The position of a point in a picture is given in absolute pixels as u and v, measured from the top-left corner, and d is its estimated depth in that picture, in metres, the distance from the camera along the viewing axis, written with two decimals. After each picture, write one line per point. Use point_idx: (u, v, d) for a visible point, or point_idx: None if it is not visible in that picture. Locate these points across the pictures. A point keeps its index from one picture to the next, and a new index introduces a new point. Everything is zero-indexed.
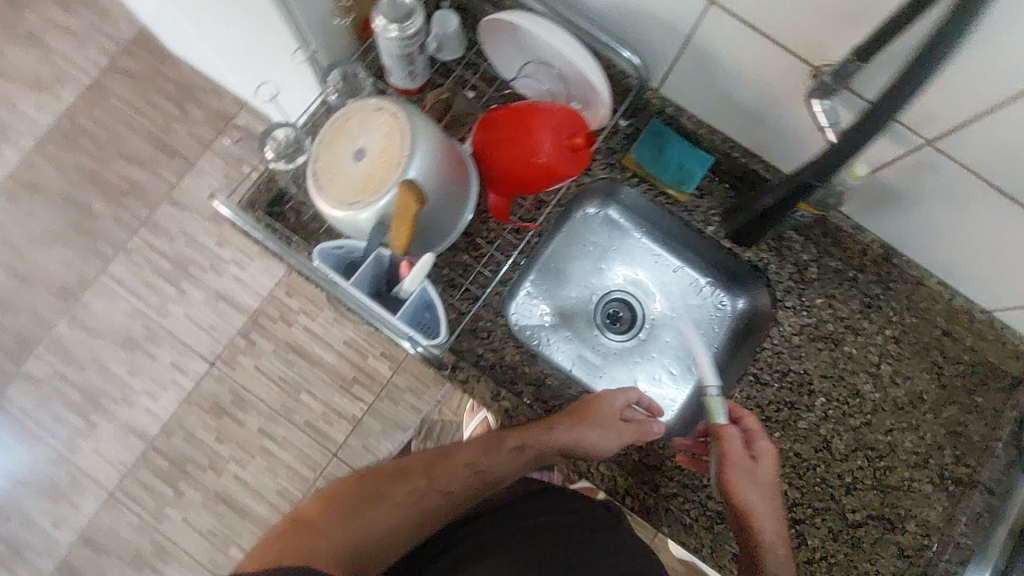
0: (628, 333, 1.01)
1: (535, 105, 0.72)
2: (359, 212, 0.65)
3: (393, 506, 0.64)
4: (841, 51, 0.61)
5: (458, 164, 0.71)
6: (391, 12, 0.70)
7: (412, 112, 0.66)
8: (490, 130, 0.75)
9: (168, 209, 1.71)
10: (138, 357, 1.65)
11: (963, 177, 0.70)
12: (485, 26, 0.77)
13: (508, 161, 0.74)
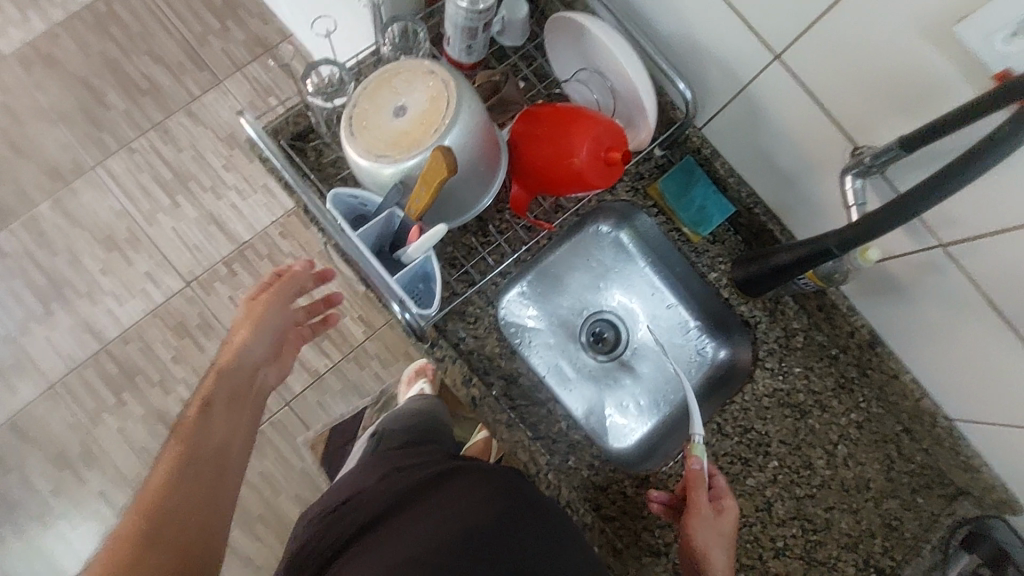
0: (608, 356, 1.01)
1: (582, 112, 0.74)
2: (384, 165, 0.66)
3: (188, 487, 0.64)
4: (882, 137, 0.65)
5: (494, 147, 0.72)
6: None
7: (463, 86, 0.67)
8: (533, 124, 0.76)
9: (182, 119, 1.68)
10: (113, 257, 1.61)
11: (961, 285, 0.73)
12: (552, 23, 0.79)
13: (542, 157, 0.75)
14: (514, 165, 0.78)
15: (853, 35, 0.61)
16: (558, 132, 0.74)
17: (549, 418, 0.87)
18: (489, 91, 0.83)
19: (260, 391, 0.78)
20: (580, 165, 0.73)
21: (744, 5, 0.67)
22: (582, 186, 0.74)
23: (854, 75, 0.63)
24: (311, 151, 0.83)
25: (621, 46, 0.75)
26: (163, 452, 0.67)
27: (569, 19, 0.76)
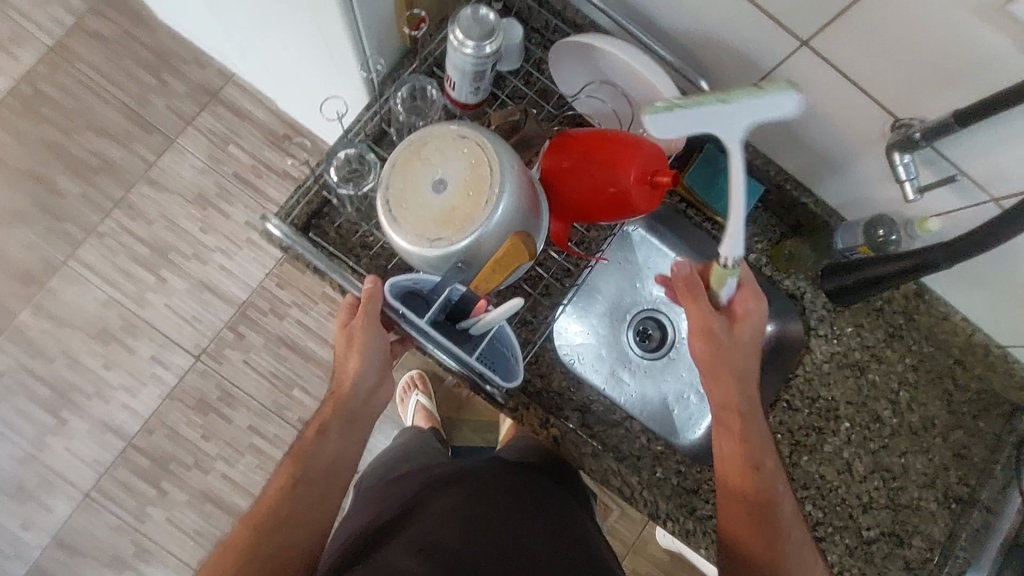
0: (659, 354, 0.97)
1: (622, 135, 0.71)
2: (437, 248, 0.63)
3: (302, 510, 0.66)
4: (929, 108, 0.65)
5: (537, 194, 0.70)
6: (473, 28, 0.67)
7: (500, 143, 0.65)
8: (564, 154, 0.72)
9: (145, 190, 1.58)
10: (113, 350, 1.54)
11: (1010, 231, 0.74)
12: (558, 45, 0.76)
13: (582, 189, 0.72)
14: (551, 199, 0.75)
15: (892, 16, 0.59)
16: (596, 160, 0.70)
17: (629, 437, 0.88)
18: (507, 130, 0.77)
19: (374, 414, 0.73)
20: (626, 193, 0.69)
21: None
22: (631, 213, 0.71)
23: (892, 53, 0.62)
24: (331, 227, 0.79)
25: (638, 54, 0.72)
26: (282, 465, 0.70)
27: (579, 39, 0.73)
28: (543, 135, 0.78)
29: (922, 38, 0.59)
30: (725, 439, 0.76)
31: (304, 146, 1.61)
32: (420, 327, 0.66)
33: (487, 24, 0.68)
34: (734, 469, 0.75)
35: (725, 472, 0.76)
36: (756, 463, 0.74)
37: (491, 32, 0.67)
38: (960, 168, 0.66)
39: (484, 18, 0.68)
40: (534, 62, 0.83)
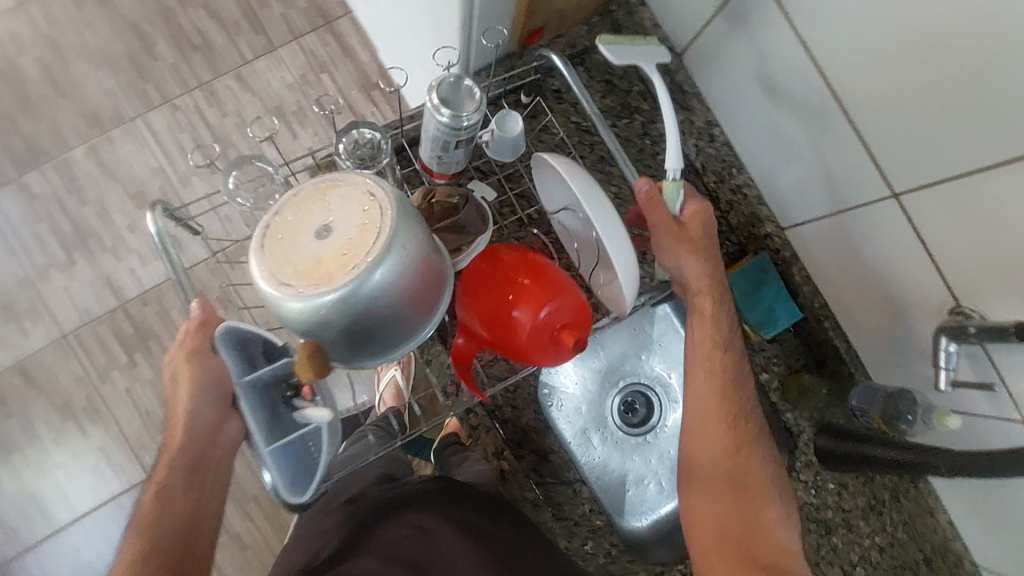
0: (639, 431, 0.91)
1: (561, 280, 0.70)
2: (284, 297, 0.59)
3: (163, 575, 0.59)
4: (995, 307, 0.61)
5: (430, 288, 0.65)
6: (453, 94, 0.70)
7: (399, 218, 0.61)
8: (494, 271, 0.71)
9: (230, 82, 1.62)
10: (142, 215, 1.57)
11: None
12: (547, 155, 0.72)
13: (495, 312, 0.70)
14: (467, 304, 0.72)
15: (993, 204, 0.56)
16: (527, 292, 0.69)
17: (574, 498, 0.87)
18: (446, 210, 0.76)
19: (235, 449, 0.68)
20: (527, 335, 0.68)
21: (875, 137, 0.64)
22: (524, 359, 0.70)
23: (977, 241, 0.59)
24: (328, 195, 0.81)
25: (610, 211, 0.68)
26: (125, 543, 0.62)
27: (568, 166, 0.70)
28: (479, 227, 0.76)
29: (1015, 237, 0.56)
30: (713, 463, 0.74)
31: (390, 99, 1.64)
32: (235, 385, 0.63)
33: (468, 99, 0.70)
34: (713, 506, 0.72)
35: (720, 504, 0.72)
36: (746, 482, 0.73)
37: (471, 103, 0.70)
38: (1003, 378, 0.62)
39: (467, 93, 0.70)
40: (622, 122, 0.89)
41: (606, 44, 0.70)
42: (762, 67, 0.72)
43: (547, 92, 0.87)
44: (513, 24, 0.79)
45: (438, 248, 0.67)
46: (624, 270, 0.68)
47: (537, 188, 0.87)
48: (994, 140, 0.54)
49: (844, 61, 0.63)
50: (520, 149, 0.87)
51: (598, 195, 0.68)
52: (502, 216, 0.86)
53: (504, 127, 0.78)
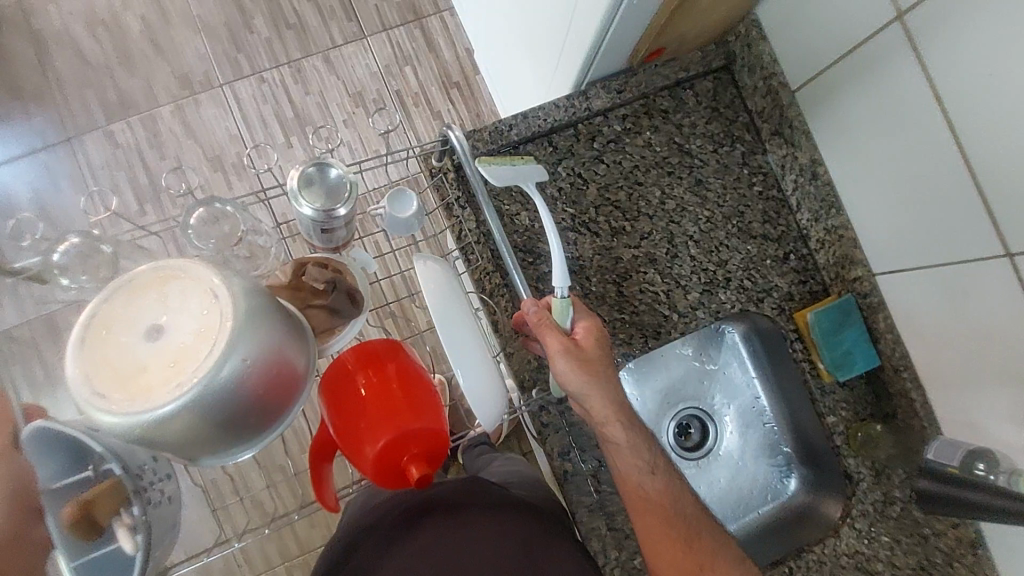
0: (691, 455, 0.94)
1: (425, 393, 0.62)
2: (94, 407, 0.50)
3: None
4: None
5: (276, 389, 0.58)
6: (313, 187, 0.61)
7: (240, 326, 0.53)
8: (361, 376, 0.62)
9: (317, 63, 1.67)
10: (215, 177, 1.61)
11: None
12: (423, 258, 0.63)
13: (341, 420, 0.61)
14: (323, 402, 0.63)
15: None
16: (381, 403, 0.60)
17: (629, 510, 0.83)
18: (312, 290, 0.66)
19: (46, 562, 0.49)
20: (365, 463, 0.59)
21: (995, 197, 0.65)
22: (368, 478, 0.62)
23: None
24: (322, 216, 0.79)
25: (470, 337, 0.61)
26: None
27: (430, 283, 0.62)
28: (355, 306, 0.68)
29: None
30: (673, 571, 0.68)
31: (467, 99, 1.69)
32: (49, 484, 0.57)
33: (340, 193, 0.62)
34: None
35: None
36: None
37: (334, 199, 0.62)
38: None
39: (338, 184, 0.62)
40: (724, 149, 0.91)
41: (483, 164, 0.75)
42: (878, 115, 0.75)
43: (655, 111, 0.90)
44: (641, 38, 0.82)
45: (292, 335, 0.61)
46: (475, 402, 0.59)
47: (635, 203, 0.89)
48: None
49: (973, 117, 0.64)
50: (622, 163, 0.89)
51: (461, 314, 0.61)
52: (597, 225, 0.88)
53: (398, 209, 0.69)
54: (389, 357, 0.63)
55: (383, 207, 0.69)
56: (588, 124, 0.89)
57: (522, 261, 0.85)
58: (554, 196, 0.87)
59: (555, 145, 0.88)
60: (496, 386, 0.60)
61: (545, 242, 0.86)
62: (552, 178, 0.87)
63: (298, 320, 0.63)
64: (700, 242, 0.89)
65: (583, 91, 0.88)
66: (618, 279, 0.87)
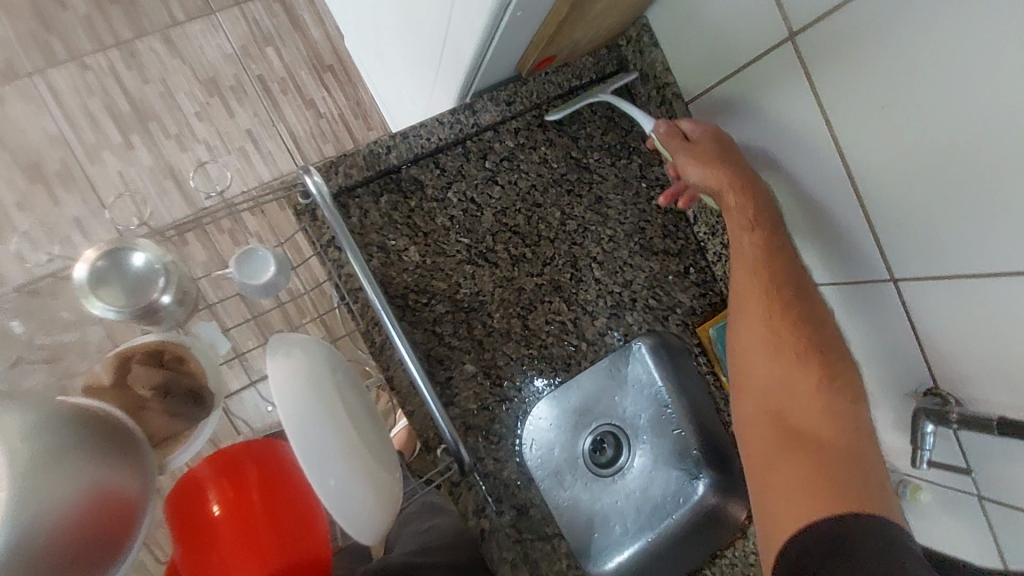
0: (608, 472, 0.90)
1: (296, 507, 0.54)
2: None
3: None
4: (972, 394, 0.64)
5: (106, 540, 0.47)
6: (112, 286, 0.56)
7: (20, 475, 0.43)
8: (216, 496, 0.53)
9: (155, 45, 1.40)
10: (36, 191, 1.33)
11: (979, 532, 0.69)
12: (273, 348, 0.52)
13: (191, 556, 0.52)
14: (170, 527, 0.54)
15: (987, 302, 0.59)
16: (243, 531, 0.52)
17: (551, 555, 0.81)
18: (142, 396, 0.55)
19: None
20: None
21: (882, 222, 0.65)
22: None
23: (966, 334, 0.62)
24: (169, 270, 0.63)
25: (339, 440, 0.51)
26: None
27: (287, 381, 0.50)
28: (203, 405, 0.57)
29: (1000, 334, 0.59)
30: (749, 442, 0.70)
31: (344, 86, 1.49)
32: None
33: (145, 293, 0.57)
34: (769, 450, 0.67)
35: (776, 477, 0.65)
36: (791, 448, 0.66)
37: (130, 302, 0.56)
38: (972, 465, 0.66)
39: (147, 282, 0.57)
40: (624, 163, 0.86)
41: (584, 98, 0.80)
42: (772, 135, 0.73)
43: (549, 124, 0.82)
44: (530, 49, 0.73)
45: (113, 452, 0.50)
46: (347, 517, 0.50)
47: (534, 226, 0.81)
48: (1007, 248, 0.55)
49: (862, 147, 0.64)
50: (518, 183, 0.81)
51: (321, 416, 0.50)
52: (496, 254, 0.80)
53: (250, 273, 0.59)
54: (249, 464, 0.55)
55: (232, 272, 0.59)
56: (477, 141, 0.79)
57: (414, 303, 0.76)
58: (445, 225, 0.78)
59: (442, 167, 0.78)
60: (367, 496, 0.51)
61: (440, 280, 0.77)
62: (442, 205, 0.77)
63: (124, 428, 0.52)
64: (604, 264, 0.84)
65: (469, 104, 0.77)
66: (523, 312, 0.81)
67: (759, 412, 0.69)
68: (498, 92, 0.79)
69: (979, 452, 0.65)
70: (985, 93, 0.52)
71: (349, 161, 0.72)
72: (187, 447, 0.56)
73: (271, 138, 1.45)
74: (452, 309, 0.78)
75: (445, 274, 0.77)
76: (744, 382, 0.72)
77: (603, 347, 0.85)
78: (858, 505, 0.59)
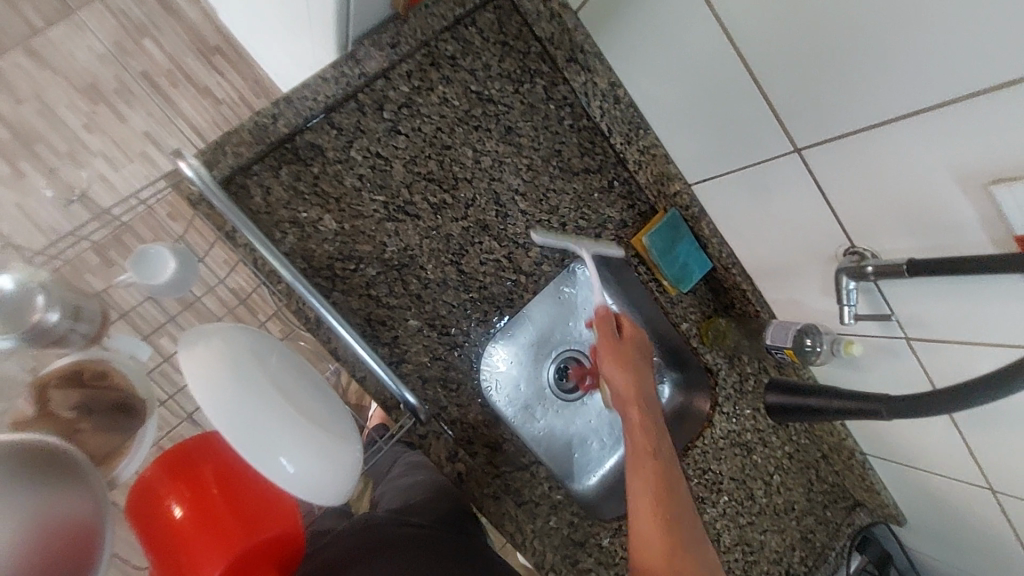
0: (577, 396, 0.93)
1: (259, 496, 0.56)
2: None
3: None
4: (884, 244, 0.67)
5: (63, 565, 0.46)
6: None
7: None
8: (175, 500, 0.53)
9: (17, 59, 1.28)
10: None
11: (912, 370, 0.74)
12: (188, 343, 0.51)
13: (162, 560, 0.52)
14: (134, 535, 0.54)
15: (880, 152, 0.60)
16: (207, 527, 0.53)
17: (531, 481, 0.85)
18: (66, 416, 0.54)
19: None
20: None
21: (778, 94, 0.65)
22: None
23: (870, 188, 0.64)
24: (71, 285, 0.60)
25: (276, 419, 0.52)
26: None
27: (208, 374, 0.50)
28: (140, 412, 0.57)
29: (898, 180, 0.61)
30: (641, 520, 0.73)
31: (236, 65, 1.40)
32: None
33: (25, 317, 0.55)
34: (658, 552, 0.71)
35: (667, 552, 0.71)
36: (677, 537, 0.72)
37: (11, 328, 0.55)
38: (894, 309, 0.70)
39: (25, 304, 0.55)
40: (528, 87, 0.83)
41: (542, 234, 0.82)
42: (663, 27, 0.71)
43: (441, 60, 0.79)
44: None
45: (37, 476, 0.48)
46: (301, 486, 0.52)
47: (448, 169, 0.80)
48: (891, 96, 0.56)
49: (747, 21, 0.63)
50: (422, 129, 0.78)
51: (249, 400, 0.51)
52: (415, 206, 0.78)
53: (152, 273, 0.58)
54: (203, 460, 0.55)
55: (133, 277, 0.58)
56: (369, 92, 0.76)
57: (343, 271, 0.75)
58: (356, 186, 0.75)
59: (338, 127, 0.75)
60: (318, 464, 0.54)
61: (362, 244, 0.75)
62: (347, 166, 0.75)
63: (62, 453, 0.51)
64: (526, 194, 0.84)
65: (350, 53, 0.73)
66: (454, 259, 0.80)
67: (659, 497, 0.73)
68: (378, 36, 0.75)
69: (900, 295, 0.68)
70: None
71: (234, 138, 0.69)
72: (132, 457, 0.56)
73: (171, 136, 1.36)
74: (383, 269, 0.77)
75: (366, 236, 0.76)
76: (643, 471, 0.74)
77: (542, 276, 0.86)
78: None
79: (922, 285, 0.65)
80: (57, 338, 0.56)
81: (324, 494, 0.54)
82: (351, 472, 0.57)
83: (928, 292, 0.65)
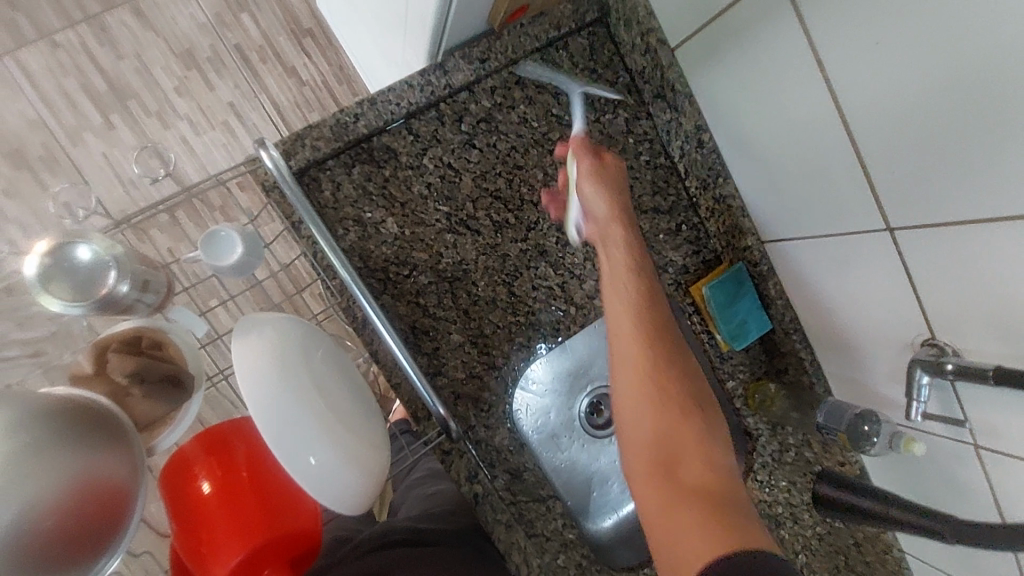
0: (606, 432, 0.86)
1: (283, 491, 0.55)
2: None
3: None
4: (970, 343, 0.61)
5: (101, 520, 0.48)
6: (62, 280, 0.57)
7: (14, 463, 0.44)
8: (205, 476, 0.54)
9: (126, 19, 1.35)
10: (21, 176, 1.32)
11: (977, 480, 0.68)
12: (242, 330, 0.52)
13: (183, 534, 0.53)
14: (163, 503, 0.55)
15: (982, 249, 0.56)
16: (229, 509, 0.53)
17: (546, 516, 0.82)
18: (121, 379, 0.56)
19: None
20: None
21: (877, 167, 0.61)
22: None
23: (963, 282, 0.59)
24: (141, 254, 0.62)
25: (311, 419, 0.52)
26: None
27: (253, 364, 0.50)
28: (188, 386, 0.59)
29: (999, 280, 0.56)
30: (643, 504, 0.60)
31: (324, 51, 1.43)
32: None
33: (93, 289, 0.57)
34: (658, 495, 0.59)
35: (687, 539, 0.55)
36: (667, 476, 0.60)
37: (79, 297, 0.57)
38: (968, 415, 0.65)
39: (96, 277, 0.58)
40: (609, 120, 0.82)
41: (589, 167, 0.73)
42: (762, 79, 0.69)
43: (528, 80, 0.78)
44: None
45: (83, 434, 0.49)
46: (324, 489, 0.51)
47: (516, 189, 0.79)
48: (1004, 190, 0.52)
49: (856, 88, 0.60)
50: (497, 145, 0.78)
51: (291, 395, 0.51)
52: (477, 221, 0.77)
53: (218, 255, 0.60)
54: (238, 444, 0.55)
55: (200, 255, 0.60)
56: (451, 103, 0.76)
57: (395, 276, 0.75)
58: (422, 193, 0.75)
59: (416, 133, 0.75)
60: (344, 471, 0.53)
61: (419, 251, 0.75)
62: (417, 173, 0.75)
63: (104, 411, 0.52)
64: None
65: (440, 63, 0.73)
66: (508, 279, 0.79)
67: (647, 450, 0.62)
68: (469, 50, 0.75)
69: (976, 401, 0.63)
70: (980, 23, 0.48)
71: (314, 131, 0.70)
72: (173, 428, 0.58)
73: (254, 110, 1.41)
74: (435, 280, 0.76)
75: (425, 244, 0.76)
76: (628, 429, 0.64)
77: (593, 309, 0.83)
78: (738, 539, 0.53)
79: (1004, 398, 0.60)
80: (123, 304, 0.58)
81: (348, 500, 0.54)
82: (373, 484, 0.57)
83: (1011, 406, 0.60)
